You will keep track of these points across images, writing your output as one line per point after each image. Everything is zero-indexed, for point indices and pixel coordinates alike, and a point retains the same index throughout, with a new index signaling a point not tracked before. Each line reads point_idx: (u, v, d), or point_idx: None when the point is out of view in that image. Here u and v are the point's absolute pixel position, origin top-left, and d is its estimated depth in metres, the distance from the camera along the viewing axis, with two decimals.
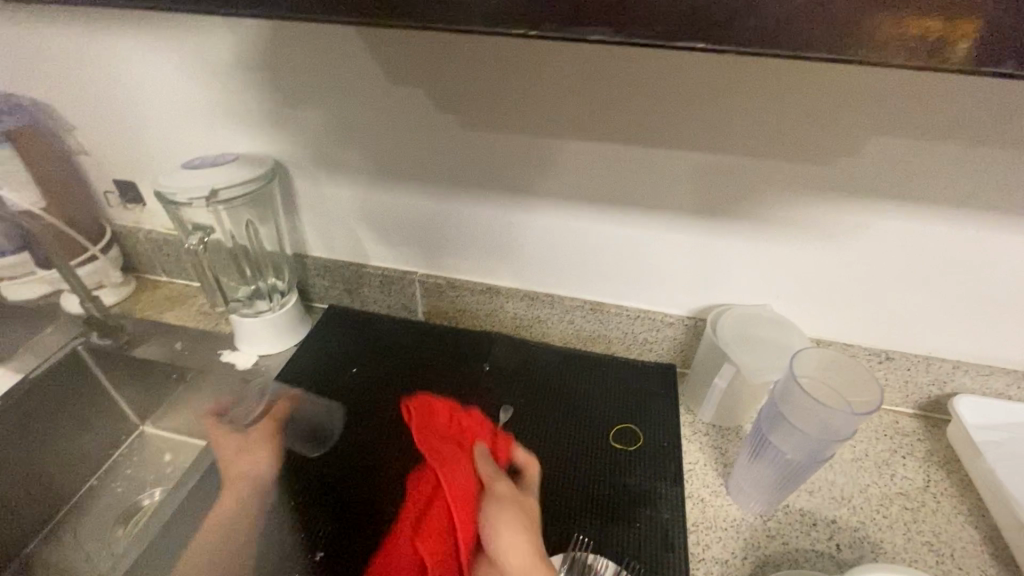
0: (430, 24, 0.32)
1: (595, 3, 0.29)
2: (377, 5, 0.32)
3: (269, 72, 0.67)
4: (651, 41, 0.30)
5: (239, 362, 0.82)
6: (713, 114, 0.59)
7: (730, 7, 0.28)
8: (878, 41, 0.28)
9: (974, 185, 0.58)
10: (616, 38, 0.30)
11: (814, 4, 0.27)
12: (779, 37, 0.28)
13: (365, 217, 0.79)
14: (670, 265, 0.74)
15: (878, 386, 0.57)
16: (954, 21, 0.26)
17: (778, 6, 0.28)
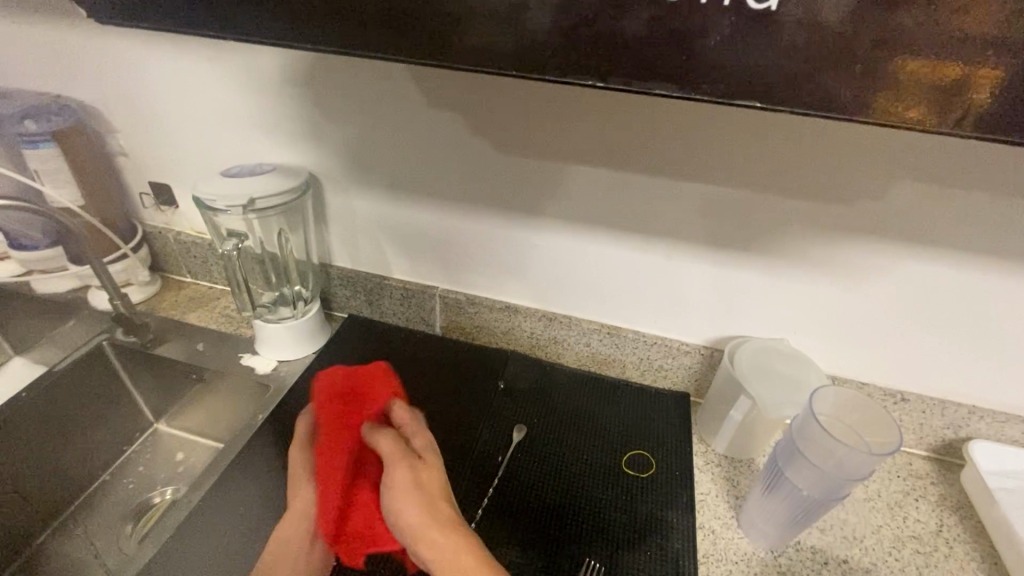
0: (506, 70, 0.35)
1: (664, 64, 0.32)
2: (460, 50, 0.34)
3: (311, 89, 0.69)
4: (713, 97, 0.32)
5: (259, 366, 0.83)
6: (740, 152, 0.61)
7: (791, 74, 0.30)
8: (903, 82, 0.29)
9: (995, 235, 0.59)
10: (680, 94, 0.33)
11: (866, 72, 0.29)
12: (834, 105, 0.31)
13: (392, 231, 0.80)
14: (690, 295, 0.75)
15: (897, 428, 0.57)
16: (975, 68, 0.28)
17: (837, 79, 0.30)
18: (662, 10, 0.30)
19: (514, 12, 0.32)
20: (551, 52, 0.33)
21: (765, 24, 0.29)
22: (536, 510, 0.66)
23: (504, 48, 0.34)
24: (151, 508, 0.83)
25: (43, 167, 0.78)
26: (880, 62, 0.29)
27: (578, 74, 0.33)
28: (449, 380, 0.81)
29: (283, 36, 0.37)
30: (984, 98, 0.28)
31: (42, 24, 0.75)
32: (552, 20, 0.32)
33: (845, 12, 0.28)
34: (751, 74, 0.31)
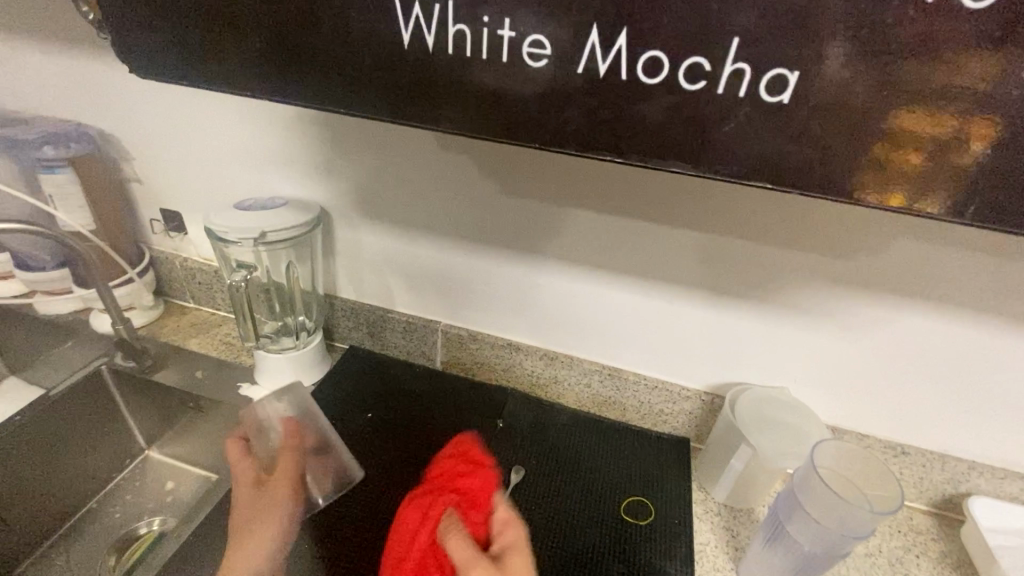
0: (531, 142, 0.38)
1: (678, 145, 0.35)
2: (491, 125, 0.38)
3: (326, 128, 0.71)
4: (722, 177, 0.36)
5: (257, 397, 0.83)
6: (742, 205, 0.63)
7: (796, 160, 0.34)
8: (907, 131, 0.32)
9: (987, 293, 0.61)
10: (692, 170, 0.36)
11: (866, 156, 0.33)
12: (837, 187, 0.34)
13: (398, 265, 0.81)
14: (692, 340, 0.75)
15: (898, 484, 0.57)
16: (975, 120, 0.31)
17: (838, 165, 0.34)
18: (681, 98, 0.34)
19: (545, 88, 0.36)
20: (578, 127, 0.36)
21: (775, 112, 0.33)
22: (533, 557, 0.65)
23: (535, 122, 0.37)
24: (138, 539, 0.81)
25: (58, 192, 0.80)
26: (875, 150, 0.33)
27: (597, 150, 0.37)
28: (447, 416, 0.81)
29: (323, 99, 0.41)
30: (980, 146, 0.31)
31: (70, 56, 0.77)
32: (582, 102, 0.36)
33: (851, 96, 0.32)
34: (758, 157, 0.35)
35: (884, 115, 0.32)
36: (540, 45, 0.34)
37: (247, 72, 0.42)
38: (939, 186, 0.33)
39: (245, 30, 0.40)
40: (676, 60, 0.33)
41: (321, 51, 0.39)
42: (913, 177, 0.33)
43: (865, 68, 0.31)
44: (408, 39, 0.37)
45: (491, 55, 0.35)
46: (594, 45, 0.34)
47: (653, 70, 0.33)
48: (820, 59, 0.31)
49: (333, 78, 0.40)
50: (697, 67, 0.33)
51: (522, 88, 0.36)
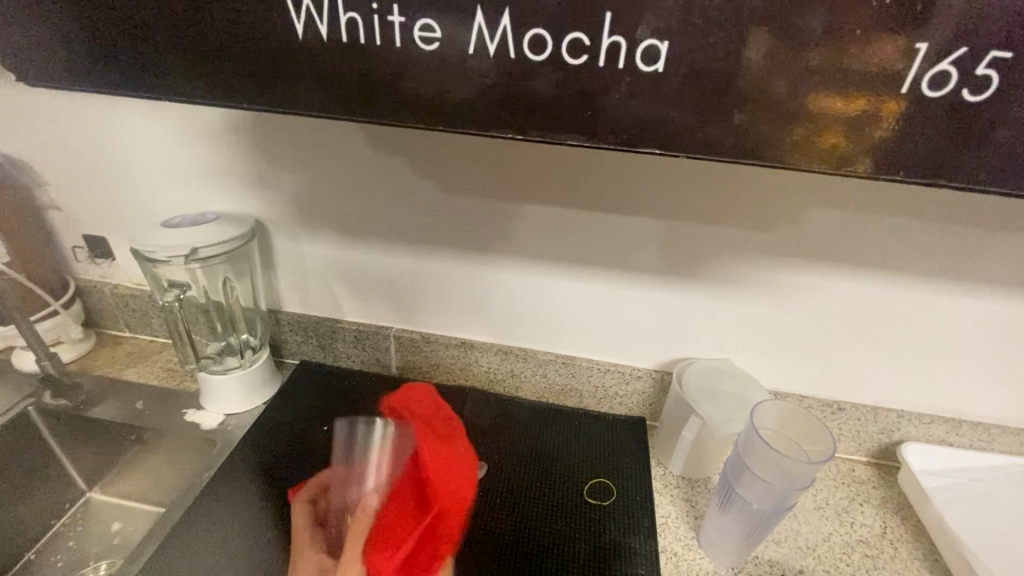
0: (431, 125, 0.39)
1: (573, 120, 0.37)
2: (391, 109, 0.39)
3: (254, 138, 0.70)
4: (616, 146, 0.38)
5: (204, 422, 0.80)
6: (670, 186, 0.65)
7: (681, 124, 0.36)
8: (819, 108, 0.35)
9: (896, 252, 0.66)
10: (589, 142, 0.38)
11: (742, 118, 0.36)
12: (720, 148, 0.37)
13: (342, 274, 0.80)
14: (640, 321, 0.77)
15: (832, 436, 0.60)
16: (886, 98, 0.34)
17: (717, 128, 0.36)
18: (567, 72, 0.35)
19: (440, 70, 0.37)
20: (477, 107, 0.37)
21: (654, 81, 0.35)
22: (503, 549, 0.66)
23: (435, 104, 0.38)
24: None
25: None
26: (750, 110, 0.35)
27: (497, 128, 0.38)
28: None
29: (223, 97, 0.40)
30: (891, 123, 0.35)
31: None
32: (477, 81, 0.37)
33: (721, 62, 0.34)
34: (647, 123, 0.37)
35: (751, 77, 0.34)
36: (431, 29, 0.35)
37: (148, 78, 0.41)
38: (841, 155, 0.36)
39: (138, 34, 0.39)
40: (560, 36, 0.34)
41: (220, 51, 0.39)
42: (838, 154, 0.36)
43: (726, 35, 0.33)
44: (301, 30, 0.37)
45: (384, 41, 0.36)
46: (482, 26, 0.35)
47: (538, 47, 0.35)
48: (685, 29, 0.33)
49: (235, 77, 0.39)
50: (578, 41, 0.34)
51: (418, 71, 0.37)
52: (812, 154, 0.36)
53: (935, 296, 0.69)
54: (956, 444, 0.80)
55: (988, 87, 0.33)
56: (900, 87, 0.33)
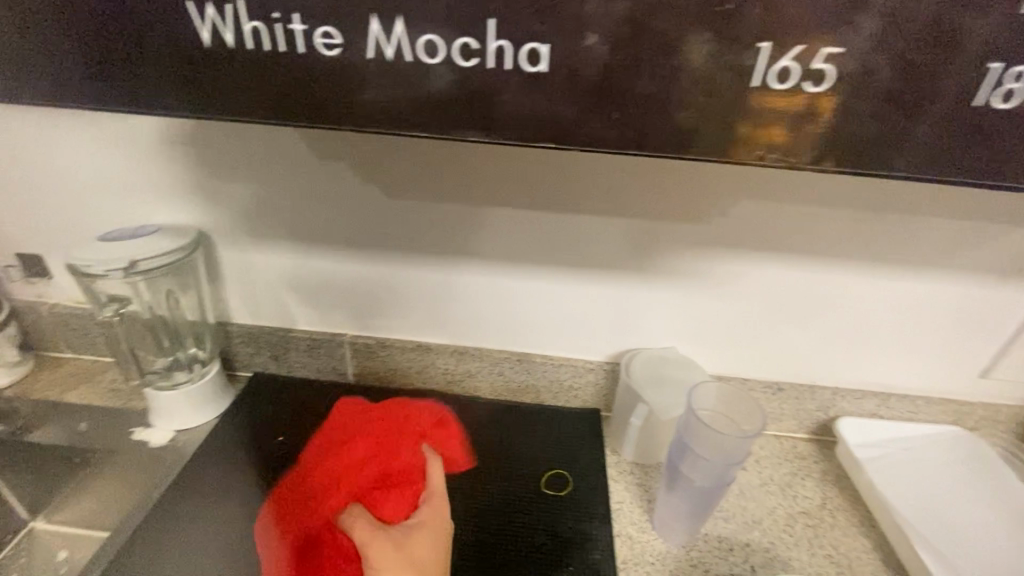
0: (339, 124, 0.42)
1: (470, 117, 0.41)
2: (301, 111, 0.41)
3: (194, 148, 0.69)
4: (512, 141, 0.41)
5: (153, 440, 0.79)
6: (606, 182, 0.68)
7: (566, 119, 0.40)
8: (757, 106, 0.39)
9: (817, 238, 0.71)
10: (487, 138, 0.41)
11: (619, 113, 0.40)
12: (604, 140, 0.41)
13: (291, 282, 0.80)
14: (589, 315, 0.80)
15: (762, 408, 0.65)
16: (819, 94, 0.38)
17: (599, 123, 0.40)
18: (459, 73, 0.39)
19: (344, 73, 0.40)
20: (380, 108, 0.41)
21: (537, 81, 0.39)
22: (463, 545, 0.67)
23: (341, 106, 0.41)
24: None
25: None
26: (628, 106, 0.40)
27: (402, 126, 0.41)
28: None
29: (141, 102, 0.42)
30: (828, 115, 0.39)
31: None
32: (378, 85, 0.40)
33: (594, 63, 0.38)
34: (536, 120, 0.40)
35: (626, 78, 0.39)
36: (330, 36, 0.38)
37: (66, 91, 0.42)
38: (714, 145, 0.40)
39: (54, 51, 0.41)
40: (448, 42, 0.38)
41: (137, 64, 0.41)
42: (779, 146, 0.40)
43: (598, 40, 0.37)
44: (208, 38, 0.39)
45: (290, 50, 0.39)
46: (377, 34, 0.38)
47: (430, 51, 0.38)
48: (562, 34, 0.37)
49: (152, 88, 0.42)
50: (466, 46, 0.38)
51: (323, 75, 0.40)
52: (696, 143, 0.40)
53: (855, 276, 0.74)
54: (886, 416, 0.85)
55: (827, 77, 0.37)
56: (753, 80, 0.38)
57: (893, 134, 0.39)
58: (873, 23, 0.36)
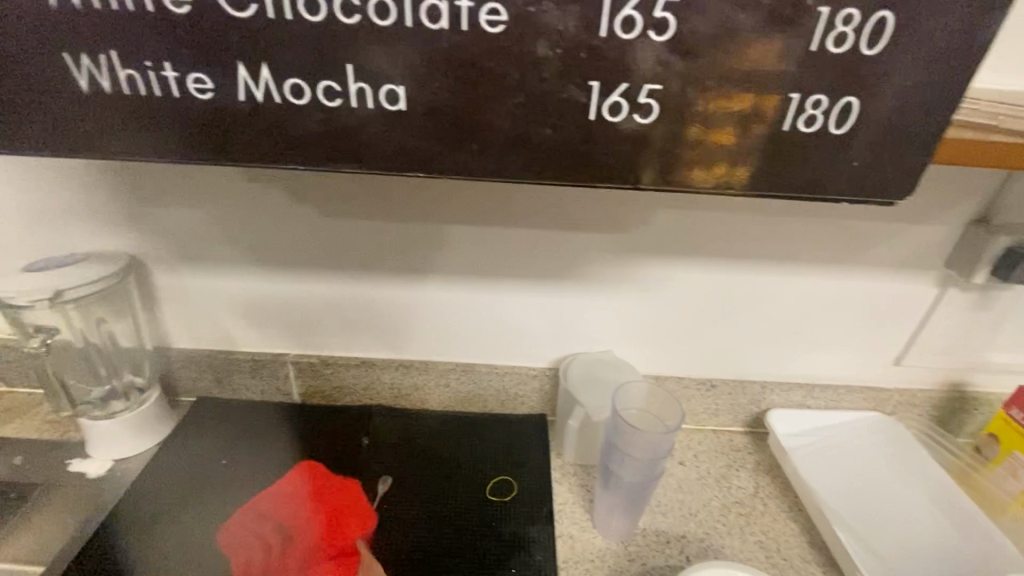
0: (222, 160, 0.45)
1: (342, 149, 0.44)
2: (183, 149, 0.45)
3: (123, 176, 0.70)
4: (385, 170, 0.45)
5: (91, 470, 0.77)
6: (530, 196, 0.72)
7: (431, 149, 0.44)
8: (707, 109, 0.42)
9: (732, 242, 0.76)
10: (360, 168, 0.45)
11: (477, 144, 0.44)
12: (469, 169, 0.45)
13: (230, 304, 0.80)
14: (527, 323, 0.83)
15: (679, 401, 0.71)
16: (764, 95, 0.42)
17: (461, 153, 0.44)
18: (325, 112, 0.43)
19: (220, 114, 0.43)
20: (256, 144, 0.44)
21: (399, 117, 0.43)
22: (409, 552, 0.69)
23: (221, 143, 0.44)
24: None
25: None
26: (485, 138, 0.44)
27: (280, 160, 0.45)
28: (309, 445, 0.80)
29: (33, 145, 0.45)
30: (773, 113, 0.42)
31: None
32: (251, 123, 0.44)
33: (448, 99, 0.42)
34: (403, 150, 0.44)
35: (478, 114, 0.43)
36: (202, 81, 0.42)
37: None
38: (576, 168, 0.45)
39: None
40: (312, 85, 0.42)
41: (25, 111, 0.44)
42: (730, 149, 0.44)
43: (447, 82, 0.42)
44: (87, 86, 0.42)
45: (165, 93, 0.43)
46: (246, 78, 0.42)
47: (296, 92, 0.42)
48: (414, 77, 0.41)
49: (40, 132, 0.44)
50: (331, 88, 0.42)
51: (200, 116, 0.44)
52: (549, 172, 0.45)
53: (771, 274, 0.79)
54: (813, 406, 0.90)
55: (652, 110, 0.42)
56: (586, 114, 0.43)
57: (719, 157, 0.44)
58: (719, 54, 0.40)
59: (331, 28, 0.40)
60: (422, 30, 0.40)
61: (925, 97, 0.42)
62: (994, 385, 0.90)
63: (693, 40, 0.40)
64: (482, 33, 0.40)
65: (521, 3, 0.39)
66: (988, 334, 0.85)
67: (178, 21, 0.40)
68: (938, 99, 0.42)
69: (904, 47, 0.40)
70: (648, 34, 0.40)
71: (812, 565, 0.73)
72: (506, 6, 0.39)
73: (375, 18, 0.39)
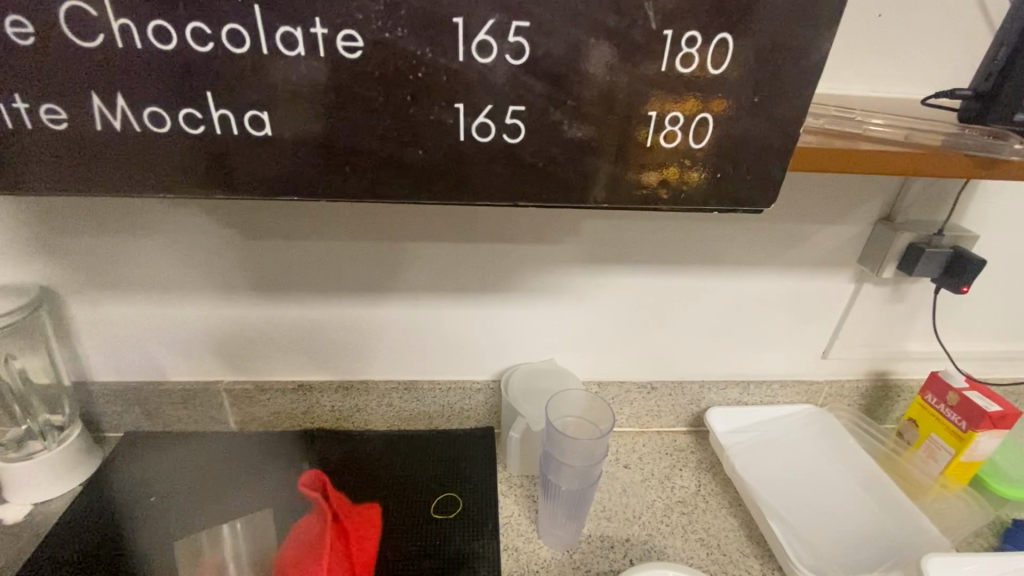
0: (85, 191, 0.44)
1: (210, 176, 0.44)
2: (41, 182, 0.43)
3: (29, 206, 0.67)
4: (260, 196, 0.45)
5: (7, 517, 0.72)
6: (458, 211, 0.72)
7: (303, 173, 0.44)
8: (647, 109, 0.44)
9: (659, 249, 0.79)
10: (232, 194, 0.45)
11: (349, 168, 0.44)
12: (344, 191, 0.45)
13: (154, 333, 0.77)
14: (467, 336, 0.83)
15: (609, 406, 0.75)
16: (706, 99, 0.44)
17: (334, 176, 0.44)
18: (189, 140, 0.42)
19: (77, 145, 0.42)
20: (121, 175, 0.43)
21: (267, 143, 0.43)
22: None
23: (82, 174, 0.43)
24: None
25: None
26: (358, 161, 0.44)
27: (147, 189, 0.44)
28: (245, 473, 0.78)
29: None
30: (716, 116, 0.44)
31: None
32: (111, 153, 0.43)
33: (316, 123, 0.43)
34: (276, 176, 0.44)
35: (349, 139, 0.43)
36: (54, 112, 0.41)
37: None
38: (453, 188, 0.46)
39: None
40: (172, 113, 0.41)
41: None
42: (675, 150, 0.45)
43: (311, 107, 0.42)
44: None
45: (15, 125, 0.41)
46: (100, 108, 0.41)
47: (156, 121, 0.42)
48: (279, 103, 0.42)
49: None
50: (191, 116, 0.42)
51: (57, 148, 0.42)
52: (426, 191, 0.46)
53: (698, 278, 0.82)
54: (750, 402, 0.93)
55: (519, 130, 0.44)
56: (457, 136, 0.44)
57: (593, 173, 0.46)
58: (597, 72, 0.42)
59: (184, 56, 0.40)
60: (280, 57, 0.40)
61: (784, 109, 0.45)
62: (914, 371, 0.95)
63: (550, 62, 0.41)
64: (340, 59, 0.40)
65: (376, 30, 0.40)
66: (904, 324, 0.90)
67: (20, 51, 0.39)
68: (797, 110, 0.45)
69: (774, 64, 0.43)
70: (505, 58, 0.41)
71: (751, 559, 0.75)
72: (362, 32, 0.40)
73: (229, 45, 0.39)
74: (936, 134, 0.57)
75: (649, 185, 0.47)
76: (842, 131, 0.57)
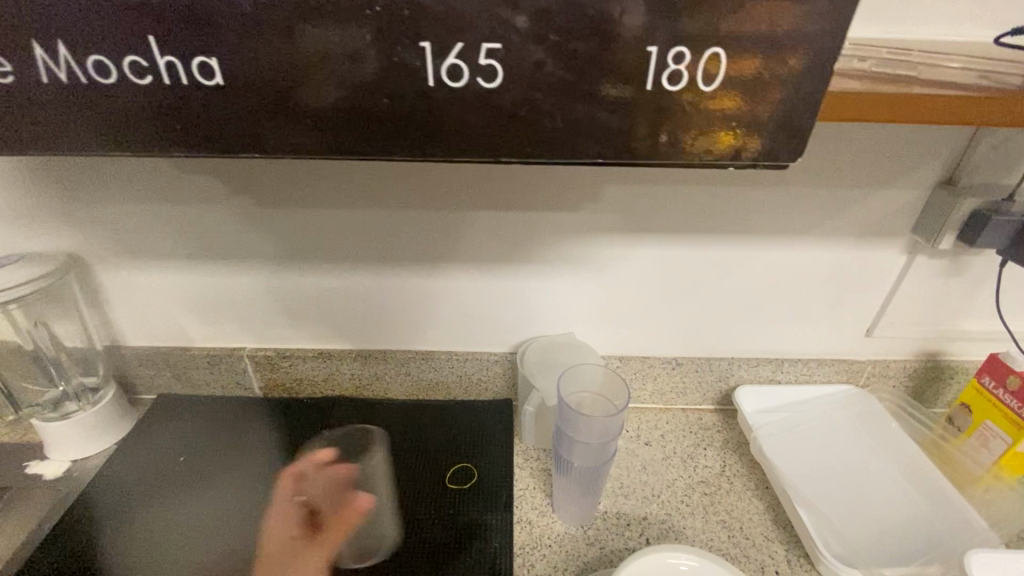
0: (47, 150, 0.44)
1: (166, 130, 0.43)
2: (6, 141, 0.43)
3: (54, 174, 0.69)
4: (217, 151, 0.44)
5: (47, 473, 0.76)
6: (470, 175, 0.69)
7: (256, 125, 0.42)
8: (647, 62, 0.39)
9: (687, 215, 0.73)
10: (190, 149, 0.44)
11: (307, 119, 0.42)
12: (301, 144, 0.43)
13: (179, 300, 0.79)
14: (483, 308, 0.81)
15: (625, 382, 0.72)
16: (711, 59, 0.39)
17: (291, 128, 0.42)
18: (138, 91, 0.41)
19: (31, 100, 0.42)
20: (79, 131, 0.43)
21: (218, 92, 0.41)
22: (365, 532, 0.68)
23: (42, 130, 0.43)
24: None
25: None
26: (316, 111, 0.42)
27: (105, 145, 0.43)
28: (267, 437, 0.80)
29: None
30: (724, 74, 0.40)
31: None
32: (65, 108, 0.42)
33: (266, 69, 0.40)
34: (232, 129, 0.43)
35: (307, 87, 0.41)
36: None
37: None
38: (418, 139, 0.43)
39: None
40: (117, 60, 0.40)
41: None
42: (682, 112, 0.41)
43: (258, 49, 0.39)
44: None
45: None
46: (44, 57, 0.40)
47: (103, 70, 0.40)
48: (227, 47, 0.39)
49: None
50: (136, 63, 0.40)
51: (13, 103, 0.42)
52: (390, 144, 0.43)
53: (729, 247, 0.76)
54: (784, 380, 0.88)
55: (495, 72, 0.40)
56: (424, 80, 0.40)
57: (580, 121, 0.42)
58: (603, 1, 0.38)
59: None
60: None
61: (825, 46, 0.39)
62: (972, 352, 0.87)
63: None
64: None
65: None
66: (963, 300, 0.82)
67: None
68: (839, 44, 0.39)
69: None
70: None
71: (776, 544, 0.72)
72: None
73: None
74: (1014, 76, 0.49)
75: (660, 146, 0.43)
76: (897, 75, 0.49)
